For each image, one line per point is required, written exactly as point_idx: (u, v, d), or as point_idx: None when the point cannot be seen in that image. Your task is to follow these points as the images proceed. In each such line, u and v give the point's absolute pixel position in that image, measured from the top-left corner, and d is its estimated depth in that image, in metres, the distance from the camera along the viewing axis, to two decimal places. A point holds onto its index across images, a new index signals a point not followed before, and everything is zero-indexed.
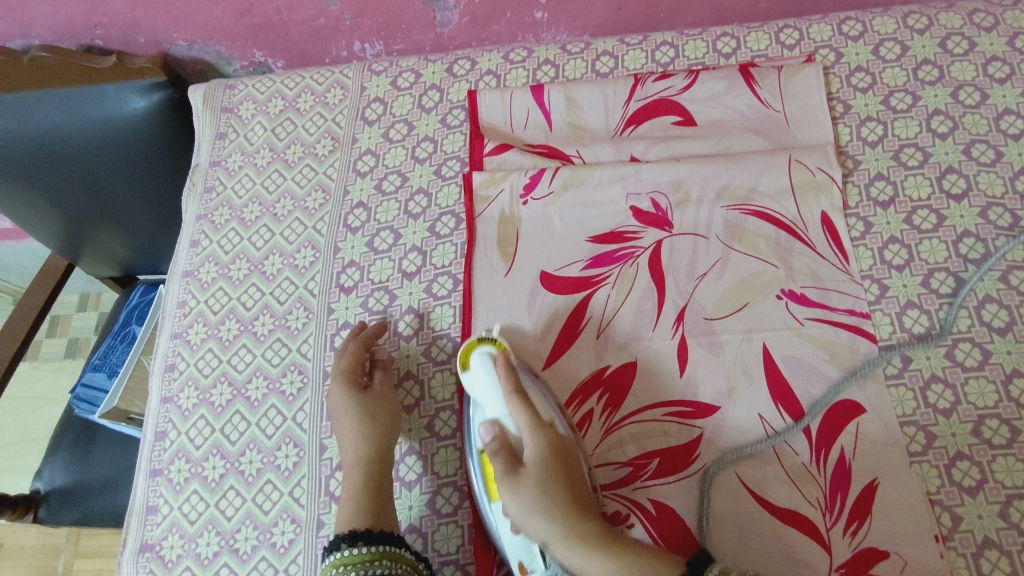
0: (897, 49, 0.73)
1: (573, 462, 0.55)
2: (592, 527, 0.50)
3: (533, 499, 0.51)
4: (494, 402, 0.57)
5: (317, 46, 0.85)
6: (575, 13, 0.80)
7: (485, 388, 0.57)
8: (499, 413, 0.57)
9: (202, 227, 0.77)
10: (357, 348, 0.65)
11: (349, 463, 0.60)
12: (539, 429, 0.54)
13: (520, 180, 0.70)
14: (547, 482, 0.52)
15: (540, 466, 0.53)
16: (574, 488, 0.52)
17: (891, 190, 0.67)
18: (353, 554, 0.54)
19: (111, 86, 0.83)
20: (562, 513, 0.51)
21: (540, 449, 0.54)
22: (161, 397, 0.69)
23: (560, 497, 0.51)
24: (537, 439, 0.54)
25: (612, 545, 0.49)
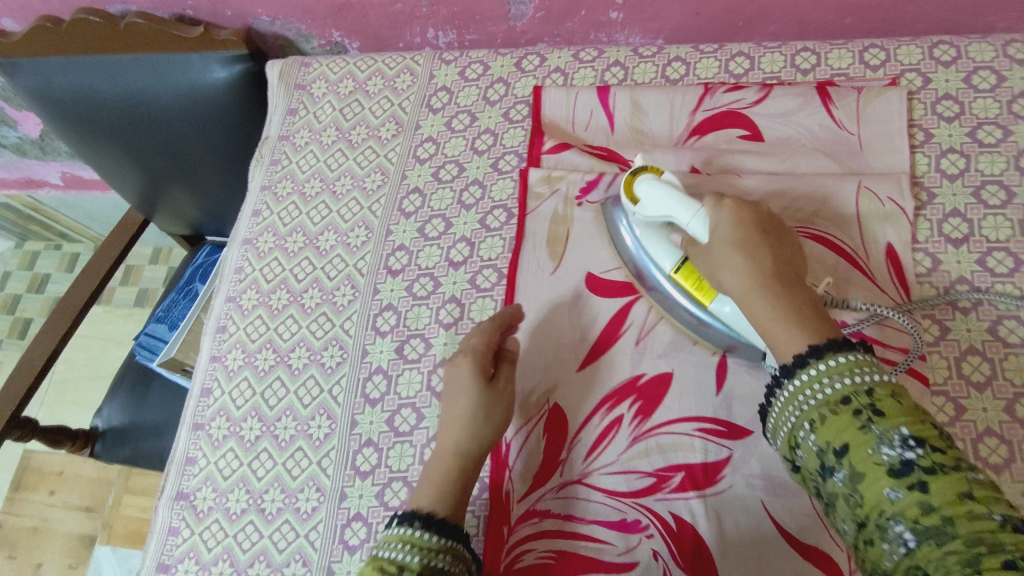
0: (992, 79, 0.68)
1: (774, 232, 0.53)
2: (775, 270, 0.49)
3: (727, 256, 0.51)
4: (668, 206, 0.57)
5: (393, 30, 0.87)
6: (651, 15, 0.78)
7: (658, 199, 0.58)
8: (678, 214, 0.56)
9: (265, 198, 0.80)
10: (489, 331, 0.62)
11: (442, 452, 0.58)
12: (734, 216, 0.53)
13: (577, 182, 0.70)
14: (744, 231, 0.52)
15: (729, 227, 0.52)
16: (773, 238, 0.52)
17: (966, 229, 0.63)
18: (421, 536, 0.51)
19: (197, 56, 0.87)
20: (752, 271, 0.49)
21: (736, 213, 0.53)
22: (210, 355, 0.72)
23: (752, 257, 0.50)
24: (722, 209, 0.53)
25: (793, 294, 0.48)
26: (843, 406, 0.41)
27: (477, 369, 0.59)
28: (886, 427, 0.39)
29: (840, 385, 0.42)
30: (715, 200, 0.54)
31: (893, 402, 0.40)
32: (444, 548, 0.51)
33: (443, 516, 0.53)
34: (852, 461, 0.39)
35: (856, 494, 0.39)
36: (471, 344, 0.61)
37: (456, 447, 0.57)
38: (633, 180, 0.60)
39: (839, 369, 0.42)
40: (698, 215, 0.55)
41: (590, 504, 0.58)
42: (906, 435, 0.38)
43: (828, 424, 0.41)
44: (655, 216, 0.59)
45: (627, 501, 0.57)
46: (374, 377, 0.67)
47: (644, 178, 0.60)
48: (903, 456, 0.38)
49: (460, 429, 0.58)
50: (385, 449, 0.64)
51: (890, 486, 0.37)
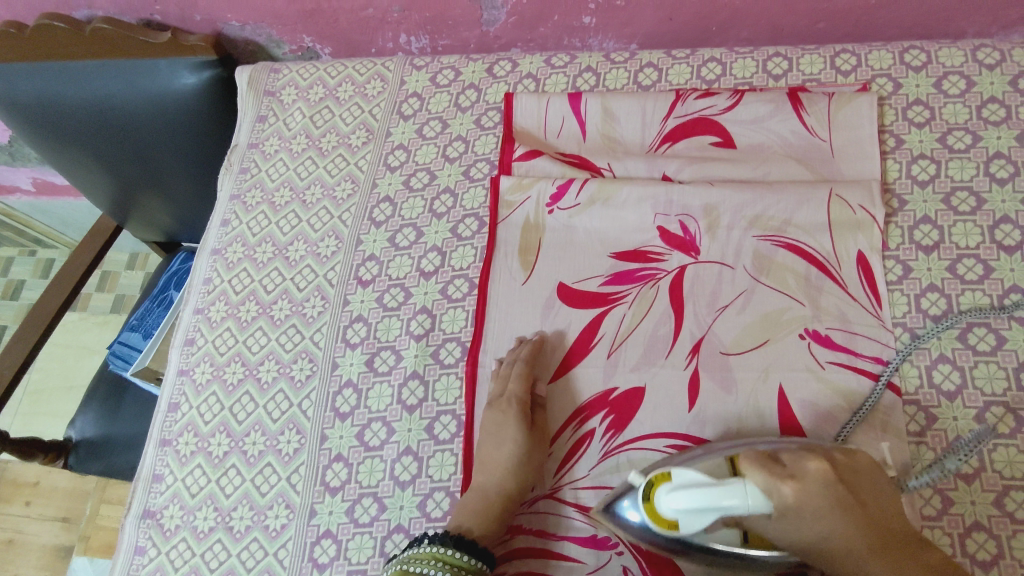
0: (962, 84, 0.68)
1: (843, 470, 0.48)
2: (874, 539, 0.46)
3: (832, 524, 0.46)
4: (708, 510, 0.44)
5: (364, 35, 0.85)
6: (624, 20, 0.78)
7: (701, 510, 0.45)
8: (730, 506, 0.44)
9: (233, 208, 0.78)
10: (526, 371, 0.61)
11: (485, 490, 0.57)
12: (818, 510, 0.46)
13: (547, 189, 0.69)
14: (825, 508, 0.46)
15: (811, 509, 0.45)
16: (856, 503, 0.47)
17: (936, 236, 0.63)
18: (450, 555, 0.53)
19: (165, 61, 0.86)
20: (874, 551, 0.46)
21: (805, 497, 0.45)
22: (178, 369, 0.71)
23: (858, 531, 0.46)
24: (785, 493, 0.45)
25: (895, 543, 0.46)
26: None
27: (520, 412, 0.60)
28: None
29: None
30: (769, 477, 0.45)
31: None
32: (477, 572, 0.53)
33: (476, 538, 0.54)
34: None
35: None
36: (512, 388, 0.61)
37: (492, 482, 0.58)
38: (653, 497, 0.47)
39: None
40: (752, 502, 0.44)
41: (561, 519, 0.58)
42: None
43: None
44: (706, 526, 0.45)
45: None
46: (344, 390, 0.66)
47: (665, 485, 0.46)
48: None
49: (504, 471, 0.58)
50: (355, 464, 0.63)
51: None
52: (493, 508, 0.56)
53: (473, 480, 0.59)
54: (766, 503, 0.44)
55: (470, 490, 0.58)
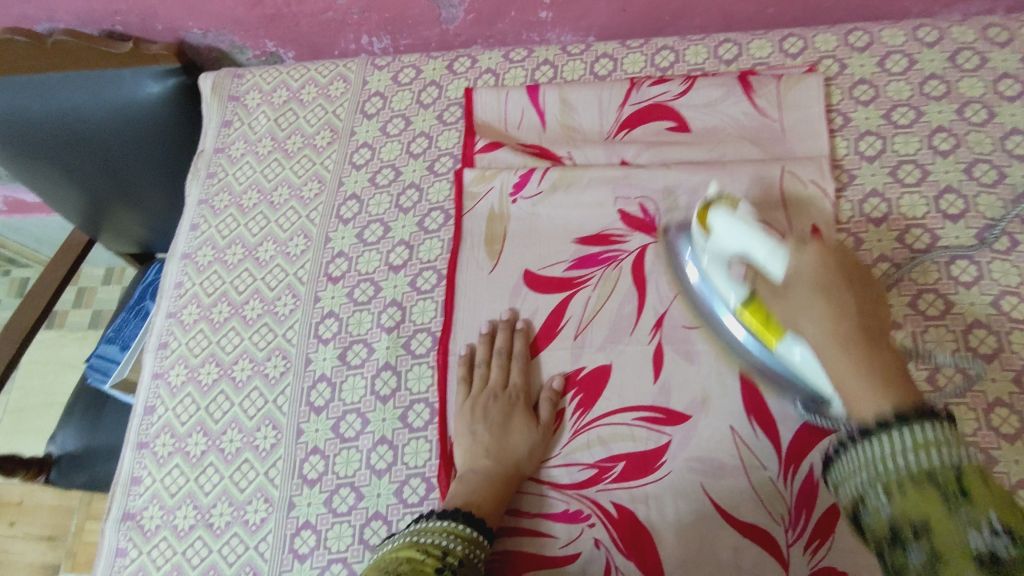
0: (904, 62, 0.71)
1: (866, 286, 0.46)
2: (858, 315, 0.43)
3: (811, 301, 0.45)
4: (739, 238, 0.53)
5: (327, 38, 0.87)
6: (579, 14, 0.80)
7: (732, 233, 0.53)
8: (754, 249, 0.51)
9: (202, 212, 0.79)
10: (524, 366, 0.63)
11: (484, 478, 0.58)
12: (812, 250, 0.47)
13: (509, 179, 0.71)
14: (816, 263, 0.46)
15: (810, 271, 0.46)
16: (858, 291, 0.45)
17: (885, 208, 0.65)
18: (455, 526, 0.52)
19: (128, 71, 0.86)
20: (835, 298, 0.44)
21: (823, 259, 0.46)
22: (153, 372, 0.72)
23: (845, 291, 0.44)
24: (807, 254, 0.47)
25: (875, 350, 0.42)
26: (930, 479, 0.35)
27: (525, 404, 0.62)
28: (979, 513, 0.33)
29: (921, 456, 0.36)
30: (796, 241, 0.49)
31: (983, 484, 0.35)
32: (479, 543, 0.53)
33: (480, 516, 0.54)
34: (936, 543, 0.33)
35: None
36: (511, 382, 0.63)
37: (500, 467, 0.58)
38: (707, 213, 0.57)
39: (928, 440, 0.36)
40: (777, 259, 0.49)
41: (535, 498, 0.59)
42: (997, 523, 0.33)
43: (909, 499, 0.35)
44: (730, 251, 0.55)
45: (570, 493, 0.58)
46: (318, 385, 0.67)
47: (718, 210, 0.56)
48: (993, 546, 0.32)
49: (499, 457, 0.59)
50: (331, 456, 0.64)
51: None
52: (489, 491, 0.57)
53: (476, 464, 0.59)
54: (787, 266, 0.48)
55: (474, 473, 0.58)
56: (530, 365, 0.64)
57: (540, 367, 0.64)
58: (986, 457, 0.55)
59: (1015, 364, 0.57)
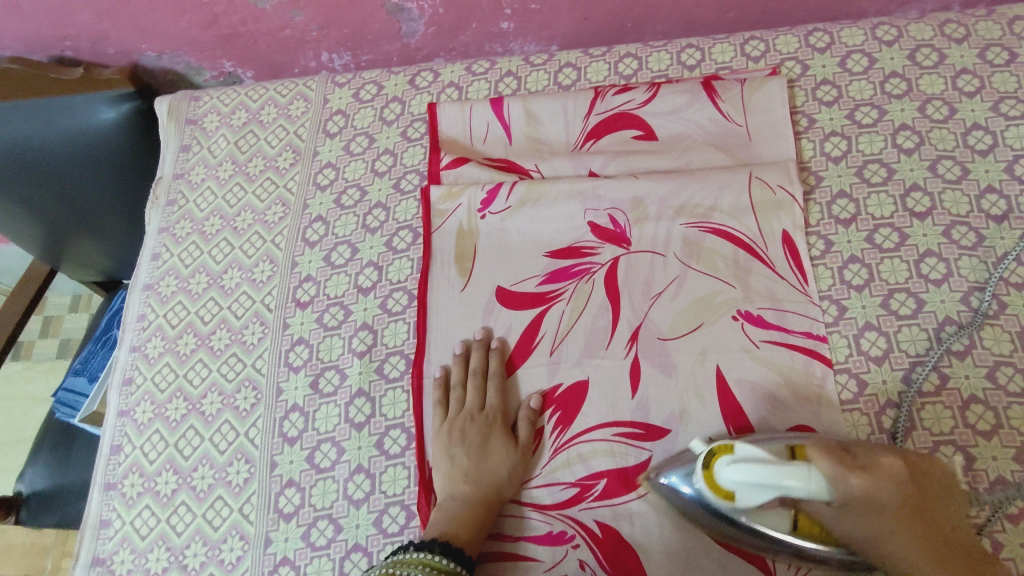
0: (865, 62, 0.72)
1: (895, 458, 0.45)
2: (921, 521, 0.45)
3: (870, 522, 0.44)
4: (765, 487, 0.44)
5: (286, 56, 0.85)
6: (540, 23, 0.79)
7: (755, 485, 0.44)
8: (786, 489, 0.43)
9: (163, 240, 0.77)
10: (501, 386, 0.62)
11: (463, 504, 0.57)
12: (870, 478, 0.43)
13: (477, 195, 0.70)
14: (878, 513, 0.44)
15: (872, 504, 0.43)
16: (911, 498, 0.44)
17: (853, 208, 0.65)
18: (434, 559, 0.51)
19: (81, 97, 0.83)
20: (910, 534, 0.45)
21: (869, 489, 0.43)
22: (118, 410, 0.70)
23: (906, 530, 0.44)
24: (852, 486, 0.42)
25: (930, 533, 0.45)
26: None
27: (503, 425, 0.61)
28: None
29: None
30: (839, 469, 0.42)
31: None
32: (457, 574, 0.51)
33: (459, 546, 0.53)
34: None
35: None
36: (489, 404, 0.62)
37: (480, 492, 0.58)
38: (713, 472, 0.48)
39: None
40: (812, 490, 0.43)
41: (517, 520, 0.58)
42: None
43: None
44: (761, 501, 0.45)
45: (552, 514, 0.57)
46: (290, 415, 0.65)
47: (726, 465, 0.47)
48: None
49: (478, 482, 0.58)
50: (307, 488, 0.62)
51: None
52: (467, 518, 0.56)
53: (455, 489, 0.58)
54: (823, 490, 0.43)
55: (454, 499, 0.58)
56: (506, 384, 0.63)
57: (517, 385, 0.63)
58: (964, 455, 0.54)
59: (987, 359, 0.57)
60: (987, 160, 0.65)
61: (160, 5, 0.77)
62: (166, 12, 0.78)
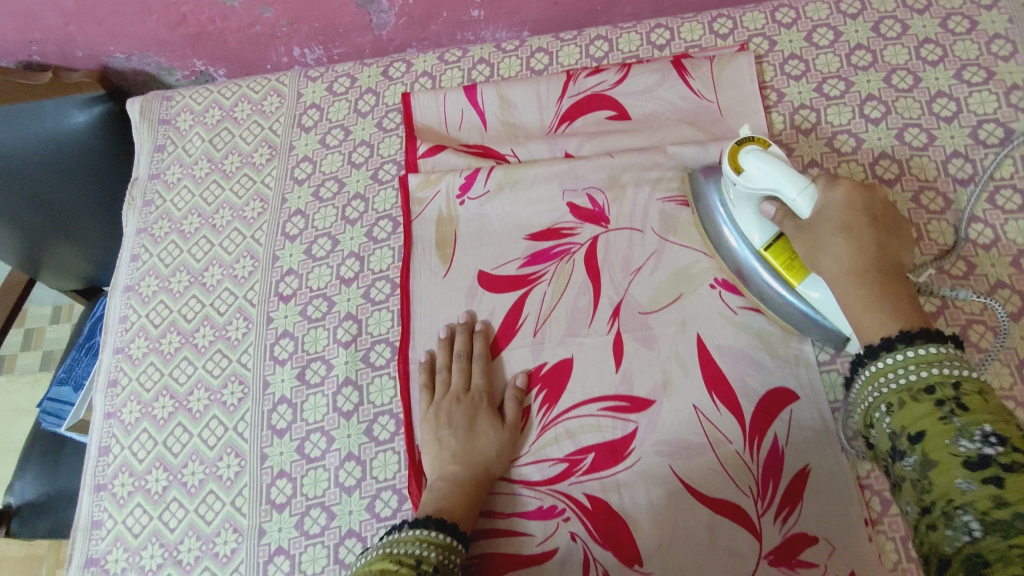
0: (830, 35, 0.73)
1: (892, 233, 0.51)
2: (880, 270, 0.49)
3: (830, 239, 0.50)
4: (772, 179, 0.54)
5: (257, 53, 0.85)
6: (511, 10, 0.79)
7: (765, 173, 0.54)
8: (785, 190, 0.53)
9: (142, 241, 0.77)
10: (486, 367, 0.63)
11: (454, 484, 0.57)
12: (854, 194, 0.51)
13: (455, 181, 0.70)
14: (847, 223, 0.50)
15: (843, 216, 0.50)
16: (881, 237, 0.50)
17: (824, 178, 0.67)
18: (428, 534, 0.52)
19: (50, 102, 0.82)
20: (865, 238, 0.49)
21: (851, 201, 0.50)
22: (104, 412, 0.69)
23: (862, 258, 0.49)
24: (835, 192, 0.51)
25: (898, 288, 0.48)
26: (923, 395, 0.41)
27: (490, 405, 0.61)
28: (970, 421, 0.39)
29: (924, 374, 0.42)
30: (829, 183, 0.52)
31: (980, 398, 0.40)
32: (453, 548, 0.52)
33: (453, 522, 0.54)
34: (924, 447, 0.40)
35: (924, 480, 0.39)
36: (474, 385, 0.62)
37: (471, 471, 0.58)
38: (739, 151, 0.57)
39: (924, 359, 0.43)
40: (803, 196, 0.52)
41: (508, 497, 0.59)
42: (987, 431, 0.38)
43: (909, 411, 0.42)
44: (759, 191, 0.55)
45: (542, 489, 0.58)
46: (279, 407, 0.65)
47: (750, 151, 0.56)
48: (981, 450, 0.37)
49: (469, 461, 0.58)
50: (298, 478, 0.62)
51: (962, 476, 0.38)
52: (460, 496, 0.56)
53: (445, 470, 0.58)
54: (815, 203, 0.52)
55: (444, 479, 0.57)
56: (491, 366, 0.63)
57: (502, 366, 0.64)
58: None
59: (959, 318, 0.59)
60: (952, 126, 0.66)
61: (127, 6, 0.77)
62: (133, 13, 0.78)
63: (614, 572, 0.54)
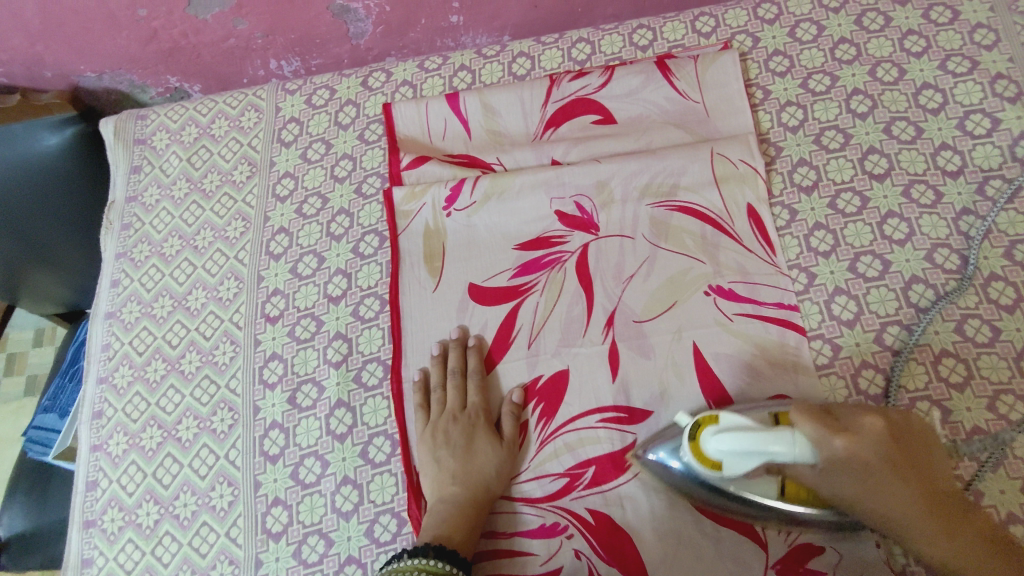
0: (814, 30, 0.72)
1: (899, 434, 0.45)
2: (922, 495, 0.44)
3: (868, 488, 0.44)
4: (754, 455, 0.44)
5: (232, 67, 0.83)
6: (490, 14, 0.78)
7: (743, 452, 0.44)
8: (772, 455, 0.43)
9: (122, 266, 0.75)
10: (479, 385, 0.61)
11: (454, 506, 0.56)
12: (858, 434, 0.43)
13: (440, 193, 0.69)
14: (869, 456, 0.43)
15: (863, 463, 0.43)
16: (897, 452, 0.44)
17: (814, 175, 0.66)
18: (429, 563, 0.51)
19: (20, 125, 0.80)
20: (898, 471, 0.43)
21: (858, 447, 0.43)
22: (90, 445, 0.67)
23: (912, 500, 0.44)
24: (837, 450, 0.42)
25: (934, 487, 0.44)
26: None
27: (486, 422, 0.60)
28: None
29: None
30: (819, 427, 0.43)
31: None
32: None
33: (454, 547, 0.53)
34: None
35: None
36: (469, 403, 0.61)
37: (470, 491, 0.57)
38: (699, 441, 0.48)
39: None
40: (797, 452, 0.43)
41: (509, 516, 0.58)
42: None
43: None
44: (747, 470, 0.45)
45: (544, 506, 0.57)
46: (270, 433, 0.64)
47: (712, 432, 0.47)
48: None
49: (468, 483, 0.57)
50: (294, 505, 0.61)
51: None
52: (460, 520, 0.55)
53: (444, 491, 0.57)
54: (815, 458, 0.43)
55: (443, 502, 0.57)
56: (487, 381, 0.62)
57: (497, 380, 0.62)
58: (941, 410, 0.55)
59: (955, 314, 0.58)
60: (939, 118, 0.66)
61: (95, 23, 0.74)
62: (102, 30, 0.76)
63: None
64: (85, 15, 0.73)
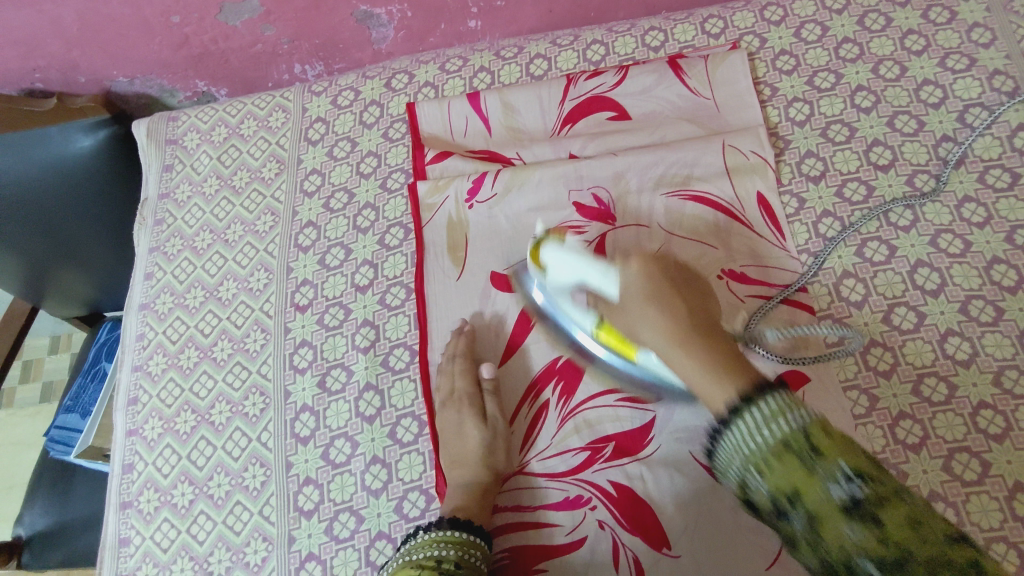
0: (818, 30, 0.76)
1: (699, 295, 0.49)
2: (686, 303, 0.46)
3: (641, 311, 0.47)
4: (574, 271, 0.56)
5: (259, 71, 0.87)
6: (507, 19, 0.81)
7: (568, 266, 0.57)
8: (588, 275, 0.54)
9: (155, 260, 0.78)
10: (466, 368, 0.64)
11: (462, 485, 0.59)
12: (645, 260, 0.49)
13: (463, 186, 0.72)
14: (652, 283, 0.48)
15: (641, 284, 0.48)
16: (685, 292, 0.47)
17: (821, 166, 0.69)
18: (449, 534, 0.54)
19: (55, 128, 0.83)
20: (665, 293, 0.47)
21: (643, 271, 0.49)
22: (127, 430, 0.70)
23: (674, 309, 0.46)
24: (627, 268, 0.50)
25: (717, 347, 0.43)
26: (786, 452, 0.36)
27: (474, 404, 0.63)
28: (832, 466, 0.35)
29: (776, 431, 0.37)
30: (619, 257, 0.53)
31: (826, 436, 0.36)
32: (473, 543, 0.54)
33: (466, 518, 0.56)
34: (807, 507, 0.35)
35: (816, 541, 0.35)
36: (459, 388, 0.63)
37: (470, 472, 0.60)
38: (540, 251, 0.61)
39: (775, 415, 0.37)
40: (607, 277, 0.52)
41: (532, 490, 0.60)
42: (848, 468, 0.35)
43: (777, 477, 0.36)
44: (567, 284, 0.58)
45: (568, 480, 0.59)
46: (301, 416, 0.66)
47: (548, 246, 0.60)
48: (853, 493, 0.34)
49: (473, 462, 0.60)
50: (325, 484, 0.63)
51: (848, 524, 0.33)
52: (470, 496, 0.58)
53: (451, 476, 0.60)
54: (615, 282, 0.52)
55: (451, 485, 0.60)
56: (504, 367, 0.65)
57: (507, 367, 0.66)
58: (947, 385, 0.58)
59: (959, 295, 0.61)
60: (940, 112, 0.69)
61: (130, 29, 0.78)
62: (136, 35, 0.79)
63: (645, 555, 0.56)
64: (121, 21, 0.77)
